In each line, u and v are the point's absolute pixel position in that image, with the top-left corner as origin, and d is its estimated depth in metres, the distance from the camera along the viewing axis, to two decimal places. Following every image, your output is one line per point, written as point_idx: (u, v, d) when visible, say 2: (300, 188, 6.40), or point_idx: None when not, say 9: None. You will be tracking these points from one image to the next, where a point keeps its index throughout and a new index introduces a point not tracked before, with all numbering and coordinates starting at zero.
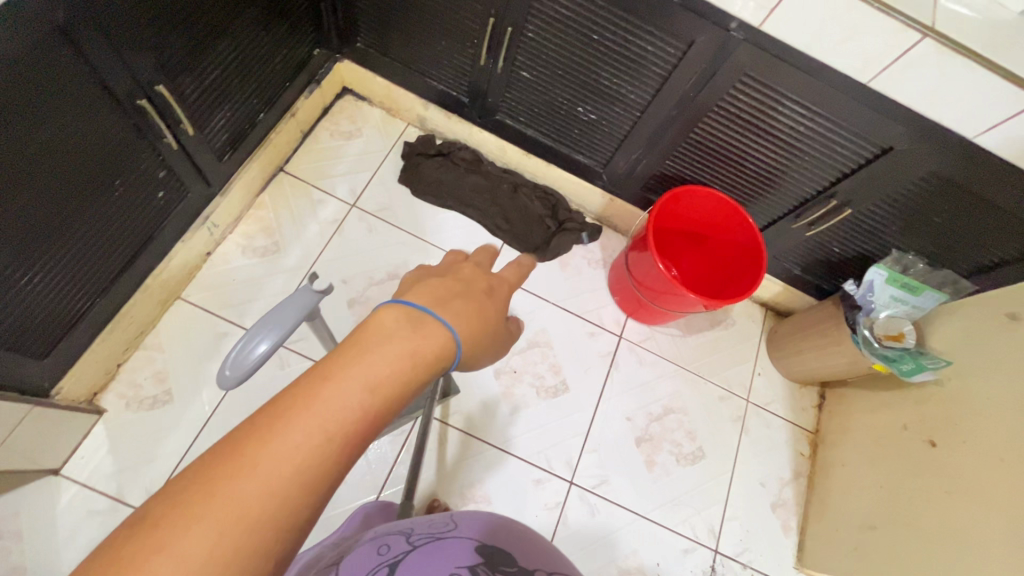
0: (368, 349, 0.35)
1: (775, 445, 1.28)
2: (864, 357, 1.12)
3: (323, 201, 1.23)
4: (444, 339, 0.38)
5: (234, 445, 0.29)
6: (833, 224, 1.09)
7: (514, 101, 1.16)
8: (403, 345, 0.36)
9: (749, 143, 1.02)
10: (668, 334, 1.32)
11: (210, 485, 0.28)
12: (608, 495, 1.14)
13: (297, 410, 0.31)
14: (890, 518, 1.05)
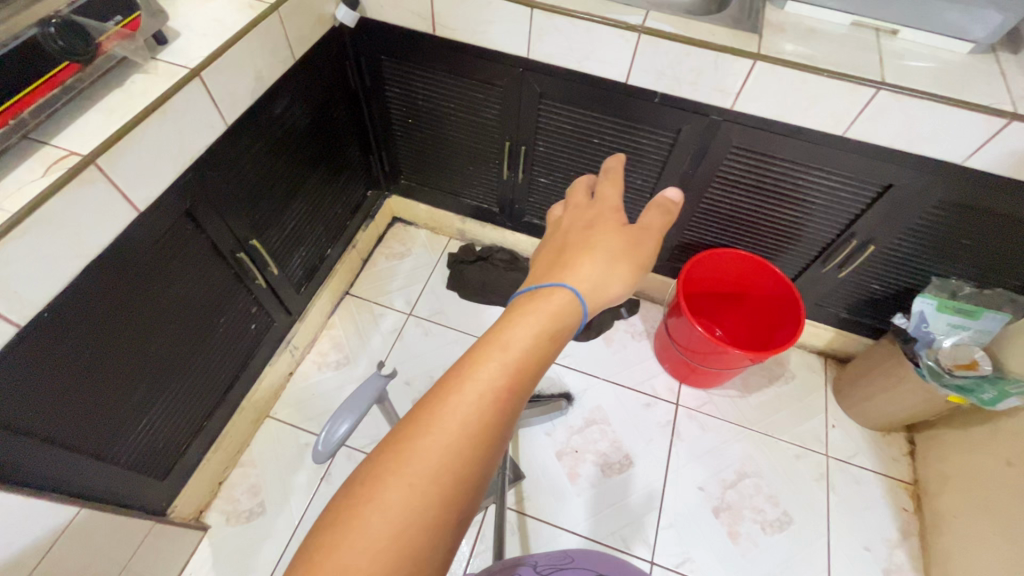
0: (506, 329, 0.40)
1: (870, 502, 1.19)
2: (937, 391, 1.07)
3: (385, 314, 1.39)
4: (558, 316, 0.42)
5: (386, 456, 0.34)
6: (862, 262, 1.12)
7: (538, 203, 1.32)
8: (534, 321, 0.40)
9: (756, 203, 1.10)
10: (726, 395, 1.31)
11: (380, 480, 0.33)
12: (695, 574, 1.08)
13: (437, 409, 0.35)
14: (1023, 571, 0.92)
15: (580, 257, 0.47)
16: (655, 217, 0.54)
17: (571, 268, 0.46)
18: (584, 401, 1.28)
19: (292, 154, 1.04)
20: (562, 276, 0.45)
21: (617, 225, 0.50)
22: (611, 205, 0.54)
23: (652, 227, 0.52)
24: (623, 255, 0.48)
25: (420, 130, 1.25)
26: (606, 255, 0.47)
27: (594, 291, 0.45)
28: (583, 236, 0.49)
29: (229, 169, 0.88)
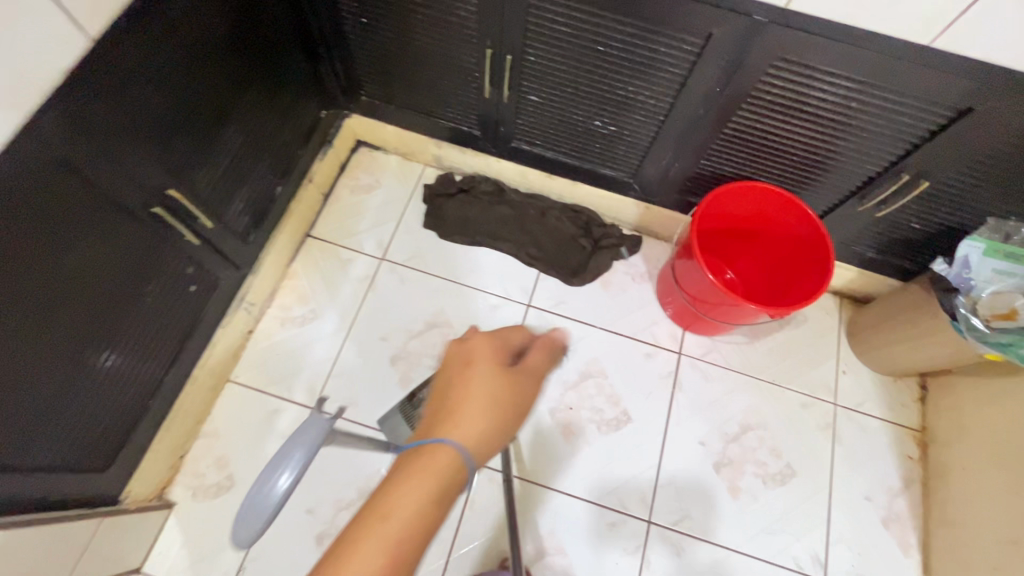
0: (394, 488, 0.45)
1: (875, 451, 1.14)
2: (971, 347, 0.96)
3: (353, 259, 1.22)
4: (446, 469, 0.47)
5: None
6: (908, 200, 0.95)
7: (527, 126, 1.10)
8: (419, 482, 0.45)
9: (795, 129, 0.90)
10: (733, 343, 1.21)
11: None
12: (693, 531, 1.05)
13: None
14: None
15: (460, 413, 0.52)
16: (537, 357, 0.59)
17: (454, 420, 0.51)
18: (579, 353, 1.17)
19: (214, 71, 0.81)
20: (446, 431, 0.50)
21: (500, 365, 0.55)
22: (500, 343, 0.58)
23: (531, 370, 0.58)
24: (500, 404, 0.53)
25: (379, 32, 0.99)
26: (482, 401, 0.52)
27: (474, 442, 0.50)
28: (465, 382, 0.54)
29: (129, 99, 0.67)
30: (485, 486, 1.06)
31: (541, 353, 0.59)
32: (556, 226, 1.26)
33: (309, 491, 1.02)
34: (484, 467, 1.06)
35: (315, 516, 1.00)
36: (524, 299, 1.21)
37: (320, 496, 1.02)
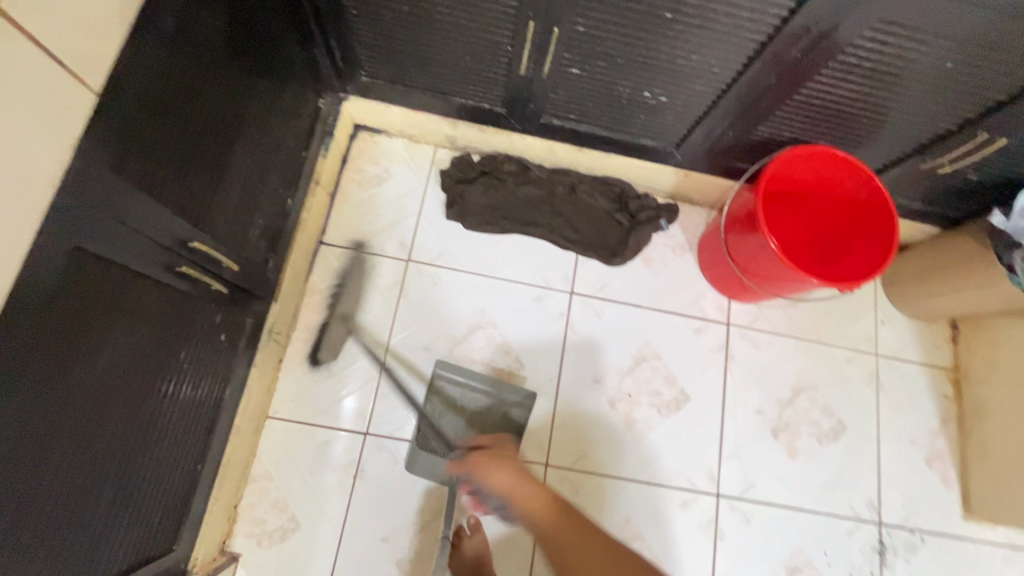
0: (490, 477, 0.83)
1: (916, 395, 1.19)
2: None
3: (376, 265, 1.11)
4: None
5: None
6: (977, 159, 0.93)
7: (562, 100, 0.98)
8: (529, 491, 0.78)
9: (868, 91, 0.84)
10: (777, 306, 1.20)
11: None
12: (759, 498, 1.08)
13: None
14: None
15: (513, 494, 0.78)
16: None
17: None
18: (629, 337, 1.14)
19: (221, 86, 0.66)
20: None
21: None
22: None
23: None
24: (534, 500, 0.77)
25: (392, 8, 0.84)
26: None
27: None
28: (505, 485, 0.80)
29: (137, 145, 0.54)
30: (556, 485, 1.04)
31: None
32: (589, 202, 1.18)
33: (381, 520, 0.98)
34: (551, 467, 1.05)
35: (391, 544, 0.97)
36: (567, 287, 1.15)
37: (393, 523, 0.98)
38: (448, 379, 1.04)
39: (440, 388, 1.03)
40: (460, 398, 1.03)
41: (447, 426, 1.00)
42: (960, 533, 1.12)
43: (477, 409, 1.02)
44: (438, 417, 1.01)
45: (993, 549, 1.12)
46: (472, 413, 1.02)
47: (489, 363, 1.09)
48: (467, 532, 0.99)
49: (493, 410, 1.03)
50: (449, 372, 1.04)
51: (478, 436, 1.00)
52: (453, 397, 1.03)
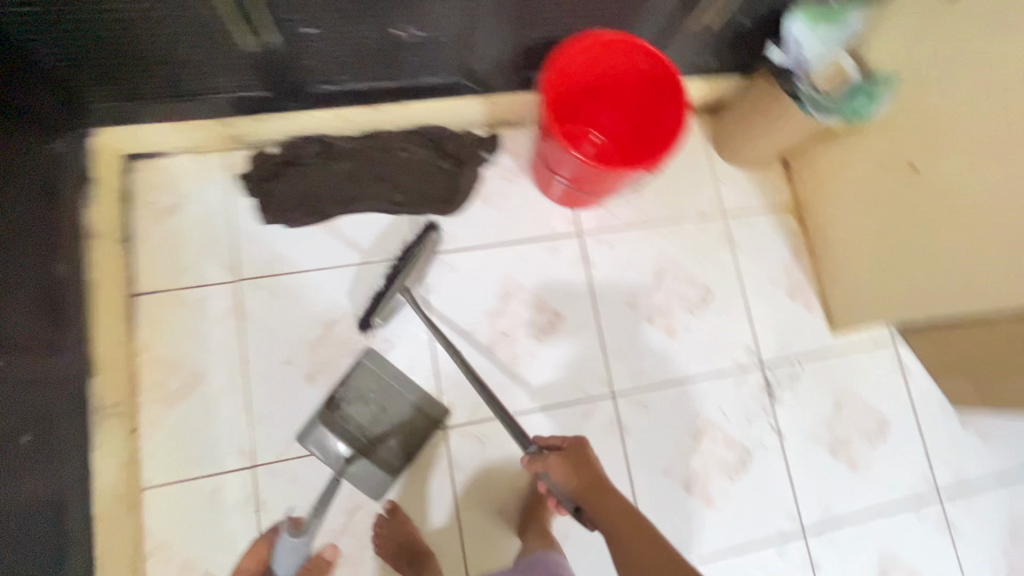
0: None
1: (768, 239, 1.25)
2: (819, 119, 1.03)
3: (206, 296, 1.03)
4: None
5: None
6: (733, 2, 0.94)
7: (318, 63, 0.92)
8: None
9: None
10: (621, 200, 1.21)
11: None
12: (651, 383, 1.14)
13: None
14: (913, 252, 1.05)
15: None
16: None
17: None
18: (489, 279, 1.13)
19: None
20: None
21: None
22: None
23: None
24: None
25: (79, 20, 0.78)
26: None
27: None
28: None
29: None
30: (461, 442, 1.06)
31: None
32: (407, 159, 1.12)
33: None
34: (449, 428, 1.05)
35: (314, 558, 0.96)
36: None
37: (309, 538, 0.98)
38: (376, 368, 1.03)
39: (363, 375, 1.02)
40: (382, 388, 1.02)
41: (355, 415, 1.01)
42: (831, 347, 1.23)
43: (393, 402, 1.02)
44: (352, 400, 1.01)
45: (861, 351, 1.24)
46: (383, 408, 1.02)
47: (357, 352, 1.06)
48: (386, 515, 1.00)
49: (409, 411, 1.03)
50: (375, 365, 1.03)
51: (387, 428, 1.01)
52: (374, 386, 1.02)
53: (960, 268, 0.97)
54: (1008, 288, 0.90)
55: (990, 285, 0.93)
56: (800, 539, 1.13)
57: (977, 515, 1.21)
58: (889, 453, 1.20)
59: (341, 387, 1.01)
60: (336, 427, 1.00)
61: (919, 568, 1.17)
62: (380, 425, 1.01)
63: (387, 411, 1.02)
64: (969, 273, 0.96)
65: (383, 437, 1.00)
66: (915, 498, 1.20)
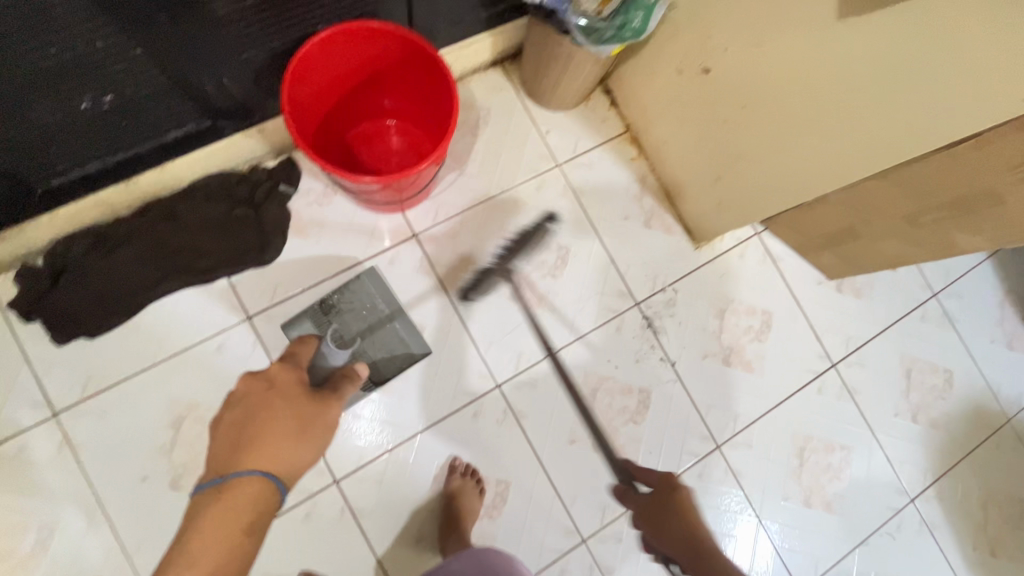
0: (186, 529, 0.63)
1: (609, 175, 1.22)
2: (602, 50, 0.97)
3: (26, 443, 0.94)
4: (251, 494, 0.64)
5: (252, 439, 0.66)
6: None
7: (24, 163, 0.80)
8: (219, 526, 0.62)
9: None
10: (448, 185, 1.14)
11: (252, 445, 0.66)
12: (534, 358, 1.12)
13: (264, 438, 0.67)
14: (737, 152, 1.01)
15: (282, 420, 0.69)
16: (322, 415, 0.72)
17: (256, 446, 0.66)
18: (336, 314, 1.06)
19: None
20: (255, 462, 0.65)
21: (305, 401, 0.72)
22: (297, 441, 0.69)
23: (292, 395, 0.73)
24: (305, 420, 0.70)
25: None
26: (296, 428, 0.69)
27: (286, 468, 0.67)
28: (267, 399, 0.71)
29: None
30: (358, 488, 1.02)
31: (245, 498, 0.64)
32: (195, 221, 1.01)
33: None
34: (339, 480, 1.02)
35: None
36: (240, 315, 1.03)
37: None
38: (371, 287, 1.08)
39: (360, 292, 1.06)
40: (372, 307, 1.07)
41: (342, 324, 1.04)
42: (699, 263, 1.22)
43: (380, 323, 1.06)
44: (345, 310, 1.05)
45: (729, 256, 1.24)
46: (371, 326, 1.06)
47: None
48: None
49: (394, 336, 1.07)
50: (371, 284, 1.07)
51: (371, 344, 1.05)
52: (365, 302, 1.06)
53: (780, 157, 0.93)
54: (823, 165, 0.89)
55: (810, 165, 0.90)
56: (716, 454, 1.16)
57: (871, 369, 1.26)
58: (779, 344, 1.23)
59: (336, 296, 1.05)
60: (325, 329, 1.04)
61: (831, 439, 1.22)
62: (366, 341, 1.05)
63: (374, 330, 1.06)
64: (789, 159, 0.92)
65: (363, 353, 1.05)
66: (813, 376, 1.23)
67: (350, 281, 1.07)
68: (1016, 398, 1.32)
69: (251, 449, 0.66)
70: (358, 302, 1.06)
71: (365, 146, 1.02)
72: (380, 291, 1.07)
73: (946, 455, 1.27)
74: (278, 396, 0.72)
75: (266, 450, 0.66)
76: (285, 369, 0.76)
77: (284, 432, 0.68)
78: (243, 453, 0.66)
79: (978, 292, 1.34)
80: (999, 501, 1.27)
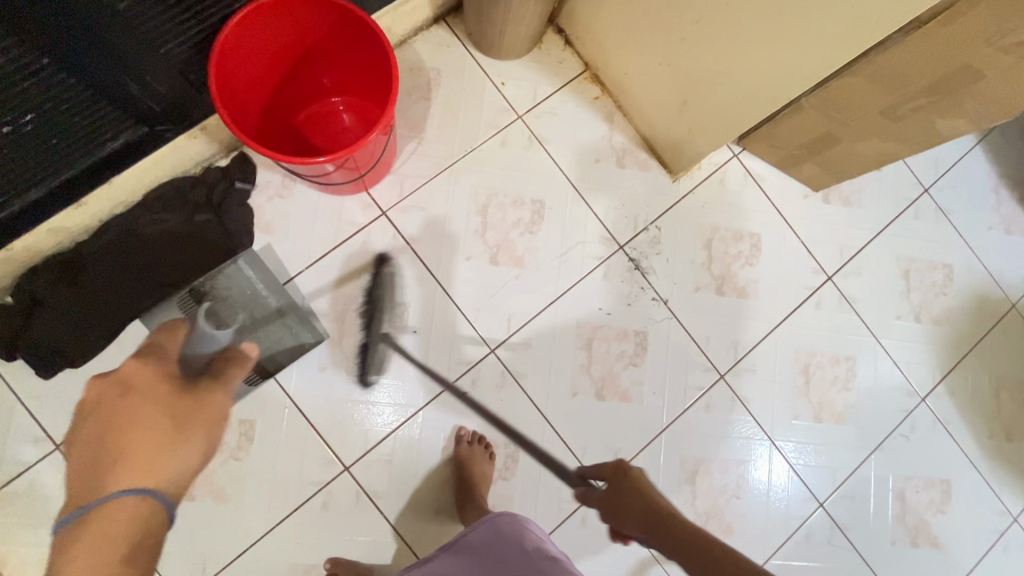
0: (64, 560, 0.66)
1: (572, 119, 1.17)
2: None
3: (35, 479, 0.94)
4: (125, 513, 0.67)
5: (119, 446, 0.71)
6: None
7: None
8: (97, 541, 0.66)
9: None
10: (409, 156, 1.11)
11: (125, 454, 0.70)
12: (523, 318, 1.10)
13: (129, 437, 0.71)
14: (704, 71, 0.95)
15: (150, 422, 0.73)
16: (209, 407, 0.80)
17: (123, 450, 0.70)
18: (318, 305, 1.04)
19: None
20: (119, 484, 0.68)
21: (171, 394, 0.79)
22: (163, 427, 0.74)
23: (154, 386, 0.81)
24: (182, 417, 0.76)
25: None
26: (155, 423, 0.73)
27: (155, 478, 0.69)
28: (129, 403, 0.76)
29: None
30: (369, 471, 1.03)
31: (127, 512, 0.66)
32: (158, 233, 0.99)
33: None
34: (350, 466, 1.03)
35: None
36: None
37: None
38: (251, 273, 1.03)
39: (239, 277, 1.02)
40: (255, 295, 1.03)
41: (218, 313, 1.00)
42: (679, 196, 1.19)
43: (266, 313, 1.03)
44: (223, 297, 1.01)
45: (709, 183, 1.20)
46: (253, 316, 1.02)
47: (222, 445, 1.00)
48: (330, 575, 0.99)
49: (283, 325, 1.03)
50: (250, 270, 1.03)
51: (257, 334, 1.01)
52: (246, 289, 1.02)
53: (748, 69, 0.88)
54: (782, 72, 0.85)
55: (780, 74, 0.85)
56: (721, 385, 1.16)
57: (868, 276, 1.24)
58: (771, 265, 1.20)
59: (210, 283, 1.01)
60: (196, 319, 0.99)
61: (835, 352, 1.21)
62: (251, 330, 1.02)
63: (258, 321, 1.02)
64: (758, 70, 0.87)
65: (250, 345, 1.01)
66: (810, 291, 1.21)
67: (223, 268, 1.02)
68: (1018, 282, 1.30)
69: (120, 468, 0.69)
70: (234, 294, 1.02)
71: (314, 128, 0.99)
72: (259, 281, 1.03)
73: (953, 349, 1.25)
74: (146, 395, 0.78)
75: (135, 455, 0.70)
76: (140, 369, 0.84)
77: (155, 431, 0.72)
78: (120, 473, 0.69)
79: (970, 181, 1.30)
80: (1009, 386, 1.27)
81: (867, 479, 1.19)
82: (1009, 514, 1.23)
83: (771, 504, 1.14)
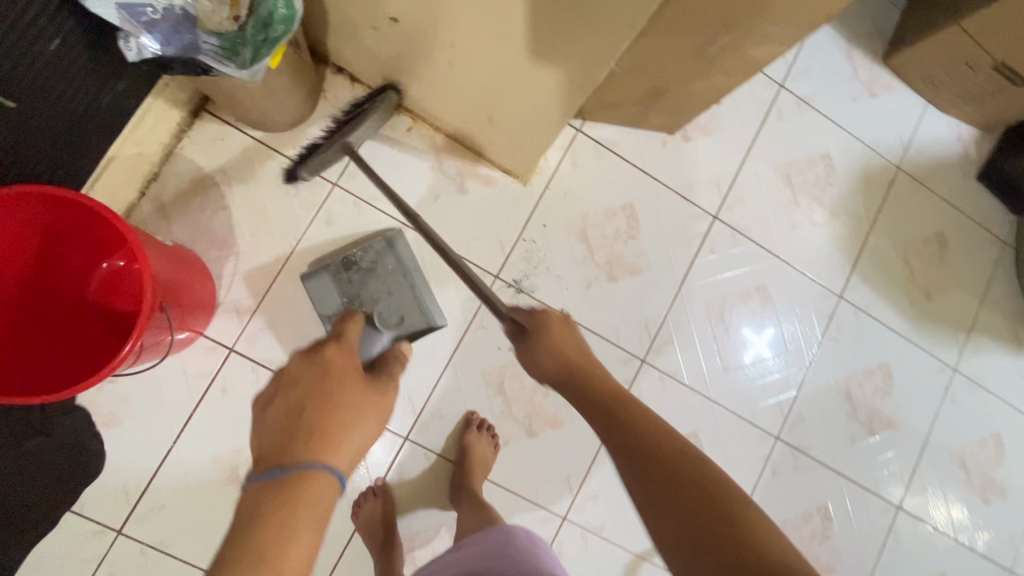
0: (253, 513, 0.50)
1: (394, 162, 1.04)
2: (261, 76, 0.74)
3: None
4: (324, 484, 0.53)
5: (323, 388, 0.60)
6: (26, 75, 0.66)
7: None
8: (291, 505, 0.50)
9: None
10: (232, 279, 0.98)
11: (327, 434, 0.56)
12: (426, 391, 1.03)
13: (333, 397, 0.59)
14: (493, 87, 0.83)
15: (350, 397, 0.60)
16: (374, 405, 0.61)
17: (332, 434, 0.57)
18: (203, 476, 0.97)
19: None
20: (314, 467, 0.53)
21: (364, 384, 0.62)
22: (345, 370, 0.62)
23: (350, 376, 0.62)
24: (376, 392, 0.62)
25: None
26: (350, 396, 0.60)
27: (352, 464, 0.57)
28: (329, 387, 0.60)
29: None
30: None
31: (327, 488, 0.53)
32: None
33: None
34: None
35: None
36: (110, 533, 0.93)
37: None
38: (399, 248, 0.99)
39: (382, 251, 0.98)
40: (395, 269, 0.97)
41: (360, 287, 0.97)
42: (536, 199, 1.09)
43: (402, 289, 0.97)
44: (367, 268, 0.97)
45: (562, 172, 1.10)
46: (388, 289, 0.97)
47: None
48: None
49: (410, 299, 0.97)
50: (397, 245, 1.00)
51: (388, 309, 0.96)
52: (388, 265, 0.97)
53: (528, 77, 0.76)
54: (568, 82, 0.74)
55: (554, 77, 0.74)
56: (645, 369, 1.12)
57: (752, 198, 1.19)
58: (654, 228, 1.14)
59: (360, 253, 0.98)
60: (342, 287, 0.97)
61: (744, 288, 1.17)
62: (387, 298, 0.96)
63: (393, 296, 0.97)
64: (538, 80, 0.76)
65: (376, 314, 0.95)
66: (701, 239, 1.16)
67: (371, 242, 0.98)
68: (896, 143, 1.26)
69: (325, 437, 0.56)
70: (376, 267, 0.97)
71: (82, 313, 0.81)
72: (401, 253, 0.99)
73: (854, 236, 1.23)
74: (339, 380, 0.61)
75: (347, 440, 0.57)
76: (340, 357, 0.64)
77: (359, 402, 0.60)
78: (307, 445, 0.55)
79: (822, 58, 1.23)
80: (917, 248, 1.26)
81: (812, 395, 1.19)
82: (948, 368, 1.27)
83: (731, 457, 1.15)
